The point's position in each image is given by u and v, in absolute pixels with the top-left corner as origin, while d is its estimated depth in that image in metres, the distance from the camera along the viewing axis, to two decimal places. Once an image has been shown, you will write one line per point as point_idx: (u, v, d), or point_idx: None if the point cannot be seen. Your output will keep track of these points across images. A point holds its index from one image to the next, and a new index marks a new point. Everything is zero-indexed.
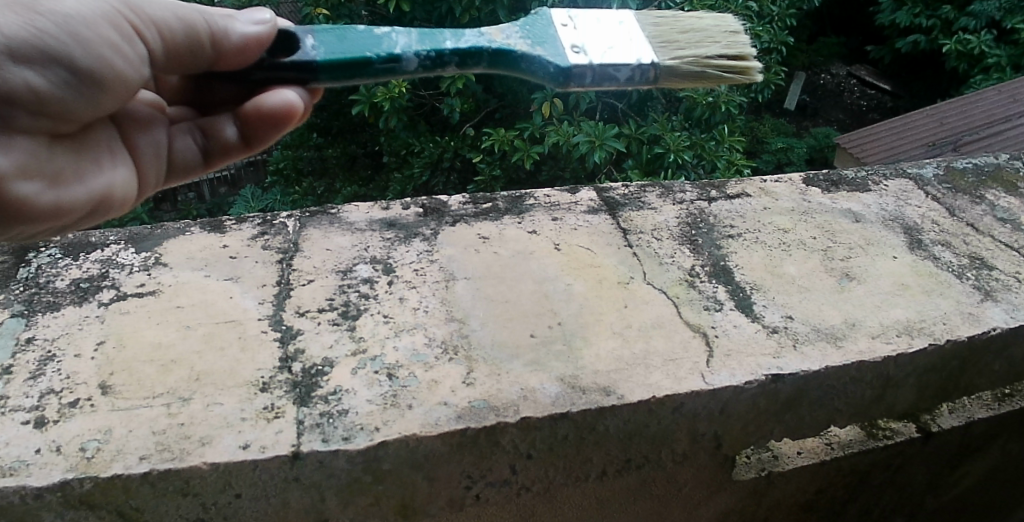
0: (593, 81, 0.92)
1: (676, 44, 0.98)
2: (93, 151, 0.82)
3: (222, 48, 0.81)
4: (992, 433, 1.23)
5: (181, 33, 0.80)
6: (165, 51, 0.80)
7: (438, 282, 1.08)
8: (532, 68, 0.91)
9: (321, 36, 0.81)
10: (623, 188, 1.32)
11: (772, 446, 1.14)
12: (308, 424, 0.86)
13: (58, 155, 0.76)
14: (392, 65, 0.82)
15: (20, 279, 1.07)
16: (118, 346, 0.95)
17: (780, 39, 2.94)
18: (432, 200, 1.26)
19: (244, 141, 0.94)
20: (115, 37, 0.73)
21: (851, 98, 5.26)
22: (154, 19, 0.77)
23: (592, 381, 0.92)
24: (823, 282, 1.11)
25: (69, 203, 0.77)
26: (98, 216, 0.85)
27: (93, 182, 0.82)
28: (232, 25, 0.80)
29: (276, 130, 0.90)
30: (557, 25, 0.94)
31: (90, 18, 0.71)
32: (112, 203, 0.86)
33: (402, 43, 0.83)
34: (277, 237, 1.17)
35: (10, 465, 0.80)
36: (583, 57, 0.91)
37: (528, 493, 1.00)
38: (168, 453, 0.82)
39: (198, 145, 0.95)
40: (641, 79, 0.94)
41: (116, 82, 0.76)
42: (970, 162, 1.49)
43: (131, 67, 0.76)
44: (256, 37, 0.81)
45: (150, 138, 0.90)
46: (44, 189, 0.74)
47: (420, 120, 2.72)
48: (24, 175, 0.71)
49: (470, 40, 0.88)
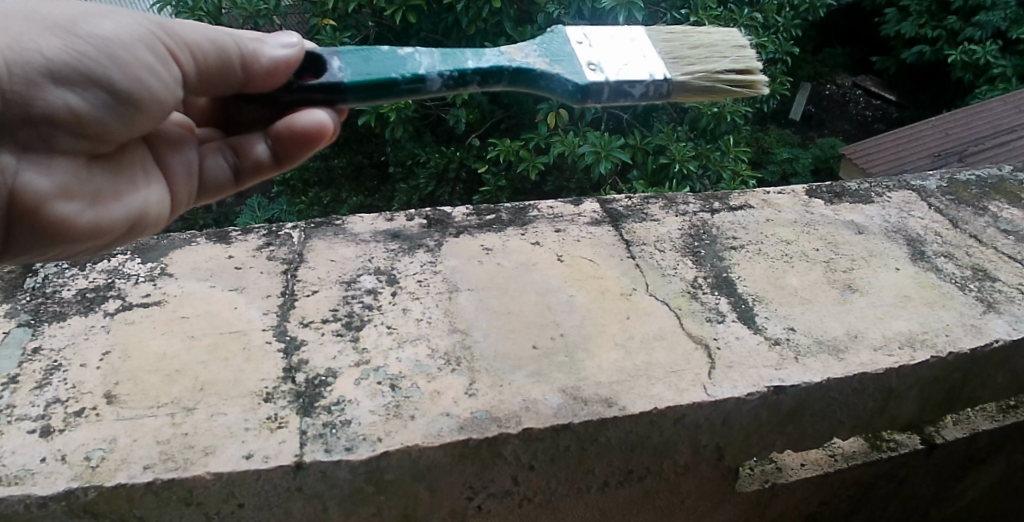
0: (610, 97, 0.93)
1: (687, 59, 0.99)
2: (127, 171, 0.83)
3: (252, 72, 0.81)
4: (997, 444, 1.22)
5: (213, 55, 0.80)
6: (199, 73, 0.80)
7: (441, 294, 1.09)
8: (551, 86, 0.92)
9: (347, 59, 0.82)
10: (626, 200, 1.33)
11: (776, 457, 1.12)
12: (311, 435, 0.86)
13: (97, 175, 0.78)
14: (417, 85, 0.83)
15: (27, 289, 1.09)
16: (123, 356, 0.96)
17: (784, 49, 2.94)
18: (436, 211, 1.27)
19: (275, 160, 0.94)
20: (151, 59, 0.74)
21: (859, 108, 5.35)
22: (188, 41, 0.78)
23: (595, 392, 0.92)
24: (826, 294, 1.11)
25: (107, 222, 0.79)
26: (134, 235, 0.86)
27: (130, 202, 0.83)
28: (262, 48, 0.81)
29: (306, 149, 0.90)
30: (572, 43, 0.95)
31: (129, 41, 0.72)
32: (147, 221, 0.87)
33: (426, 63, 0.84)
34: (282, 248, 1.18)
35: (16, 474, 0.81)
36: (599, 75, 0.92)
37: (530, 504, 1.00)
38: (173, 462, 0.82)
39: (229, 164, 0.95)
40: (655, 95, 0.95)
41: (152, 103, 0.77)
42: (973, 174, 1.49)
43: (167, 89, 0.77)
44: (286, 60, 0.82)
45: (182, 157, 0.92)
46: (85, 209, 0.76)
47: (425, 131, 2.74)
48: (65, 195, 0.73)
49: (490, 60, 0.89)
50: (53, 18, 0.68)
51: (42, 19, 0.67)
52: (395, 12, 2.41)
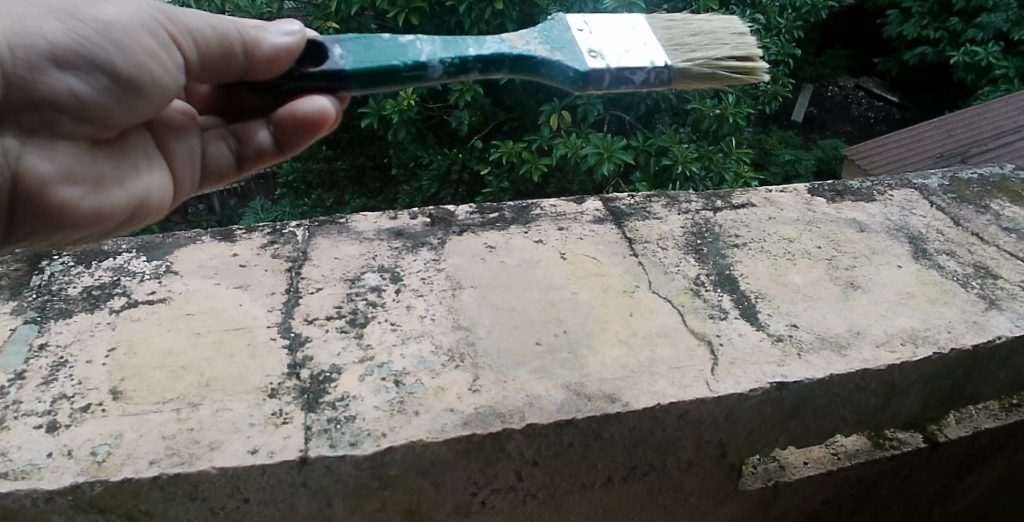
0: (611, 84, 0.94)
1: (687, 46, 1.00)
2: (129, 156, 0.84)
3: (253, 59, 0.83)
4: (1000, 443, 1.22)
5: (215, 42, 0.81)
6: (201, 59, 0.82)
7: (444, 291, 1.09)
8: (553, 73, 0.93)
9: (349, 46, 0.83)
10: (628, 198, 1.33)
11: (778, 455, 1.12)
12: (316, 430, 0.86)
13: (99, 160, 0.78)
14: (419, 72, 0.84)
15: (33, 287, 1.09)
16: (129, 352, 0.97)
17: (787, 51, 2.95)
18: (440, 209, 1.28)
19: (278, 145, 0.96)
20: (152, 44, 0.76)
21: (861, 110, 5.36)
22: (189, 28, 0.79)
23: (598, 388, 0.92)
24: (828, 291, 1.12)
25: (110, 207, 0.79)
26: (136, 222, 0.87)
27: (132, 188, 0.84)
28: (264, 35, 0.82)
29: (309, 134, 0.91)
30: (573, 31, 0.96)
31: (131, 26, 0.74)
32: (149, 208, 0.87)
33: (427, 50, 0.85)
34: (286, 245, 1.19)
35: (22, 469, 0.81)
36: (600, 61, 0.93)
37: (534, 500, 1.00)
38: (178, 457, 0.83)
39: (232, 150, 0.96)
40: (656, 82, 0.96)
41: (153, 88, 0.78)
42: (975, 173, 1.50)
43: (169, 75, 0.79)
44: (288, 47, 0.83)
45: (185, 143, 0.92)
46: (87, 194, 0.76)
47: (428, 133, 2.75)
48: (68, 179, 0.73)
49: (492, 47, 0.90)
50: (55, 3, 0.69)
51: (44, 4, 0.68)
52: (398, 14, 2.42)
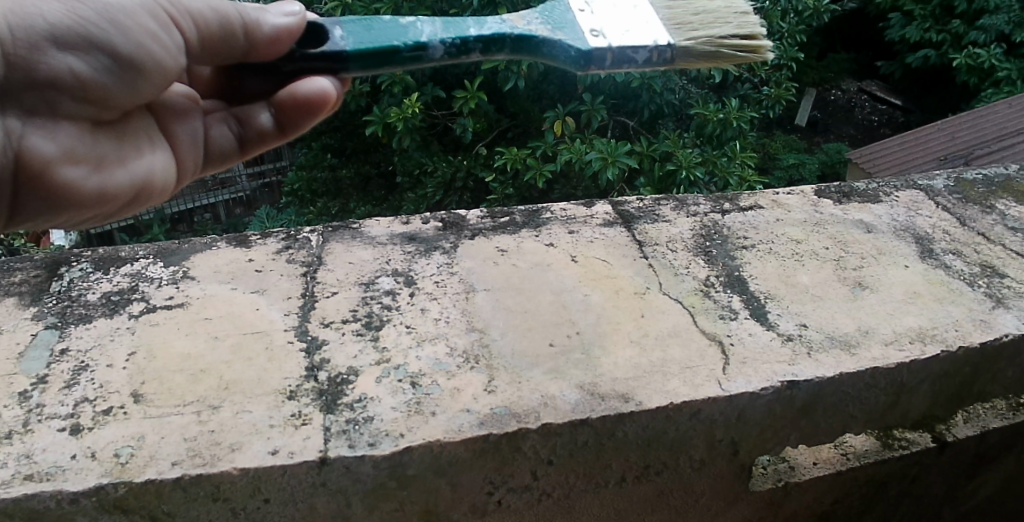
0: (612, 63, 0.97)
1: (689, 25, 1.02)
2: (131, 138, 0.92)
3: (254, 39, 0.87)
4: (1007, 442, 1.23)
5: (215, 22, 0.87)
6: (201, 41, 0.88)
7: (458, 294, 1.11)
8: (554, 53, 0.96)
9: (349, 28, 0.86)
10: (637, 201, 1.35)
11: (788, 457, 1.15)
12: (335, 431, 0.88)
13: (101, 143, 0.87)
14: (420, 53, 0.88)
15: (53, 293, 1.11)
16: (149, 357, 0.98)
17: (790, 55, 2.98)
18: (452, 214, 1.30)
19: (278, 129, 1.02)
20: (153, 26, 0.83)
21: (863, 115, 5.37)
22: (190, 10, 0.85)
23: (612, 388, 0.94)
24: (837, 291, 1.13)
25: (112, 187, 0.88)
26: (140, 202, 0.96)
27: (134, 168, 0.92)
28: (264, 16, 0.86)
29: (312, 116, 0.97)
30: (574, 11, 0.99)
31: (131, 8, 0.80)
32: (151, 188, 0.96)
33: (427, 31, 0.88)
34: (300, 251, 1.20)
35: (47, 471, 0.83)
36: (602, 40, 0.96)
37: (549, 499, 1.01)
38: (200, 458, 0.84)
39: (234, 133, 1.04)
40: (658, 61, 0.98)
41: (154, 69, 0.85)
42: (979, 173, 1.51)
43: (169, 55, 0.85)
44: (287, 28, 0.87)
45: (187, 127, 1.00)
46: (89, 175, 0.85)
47: (432, 140, 2.77)
48: (69, 160, 0.82)
49: (492, 27, 0.93)
50: None
51: None
52: None
